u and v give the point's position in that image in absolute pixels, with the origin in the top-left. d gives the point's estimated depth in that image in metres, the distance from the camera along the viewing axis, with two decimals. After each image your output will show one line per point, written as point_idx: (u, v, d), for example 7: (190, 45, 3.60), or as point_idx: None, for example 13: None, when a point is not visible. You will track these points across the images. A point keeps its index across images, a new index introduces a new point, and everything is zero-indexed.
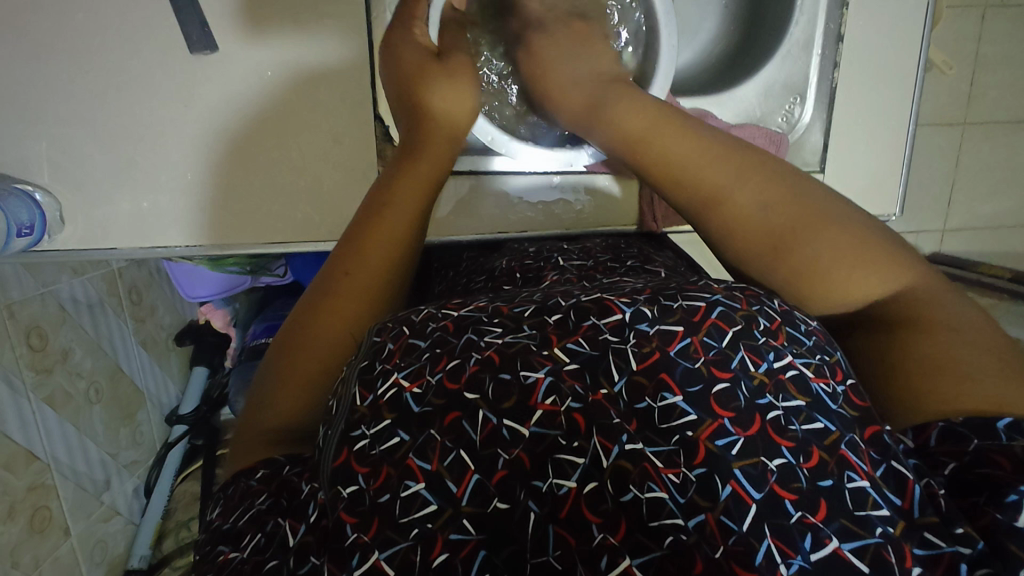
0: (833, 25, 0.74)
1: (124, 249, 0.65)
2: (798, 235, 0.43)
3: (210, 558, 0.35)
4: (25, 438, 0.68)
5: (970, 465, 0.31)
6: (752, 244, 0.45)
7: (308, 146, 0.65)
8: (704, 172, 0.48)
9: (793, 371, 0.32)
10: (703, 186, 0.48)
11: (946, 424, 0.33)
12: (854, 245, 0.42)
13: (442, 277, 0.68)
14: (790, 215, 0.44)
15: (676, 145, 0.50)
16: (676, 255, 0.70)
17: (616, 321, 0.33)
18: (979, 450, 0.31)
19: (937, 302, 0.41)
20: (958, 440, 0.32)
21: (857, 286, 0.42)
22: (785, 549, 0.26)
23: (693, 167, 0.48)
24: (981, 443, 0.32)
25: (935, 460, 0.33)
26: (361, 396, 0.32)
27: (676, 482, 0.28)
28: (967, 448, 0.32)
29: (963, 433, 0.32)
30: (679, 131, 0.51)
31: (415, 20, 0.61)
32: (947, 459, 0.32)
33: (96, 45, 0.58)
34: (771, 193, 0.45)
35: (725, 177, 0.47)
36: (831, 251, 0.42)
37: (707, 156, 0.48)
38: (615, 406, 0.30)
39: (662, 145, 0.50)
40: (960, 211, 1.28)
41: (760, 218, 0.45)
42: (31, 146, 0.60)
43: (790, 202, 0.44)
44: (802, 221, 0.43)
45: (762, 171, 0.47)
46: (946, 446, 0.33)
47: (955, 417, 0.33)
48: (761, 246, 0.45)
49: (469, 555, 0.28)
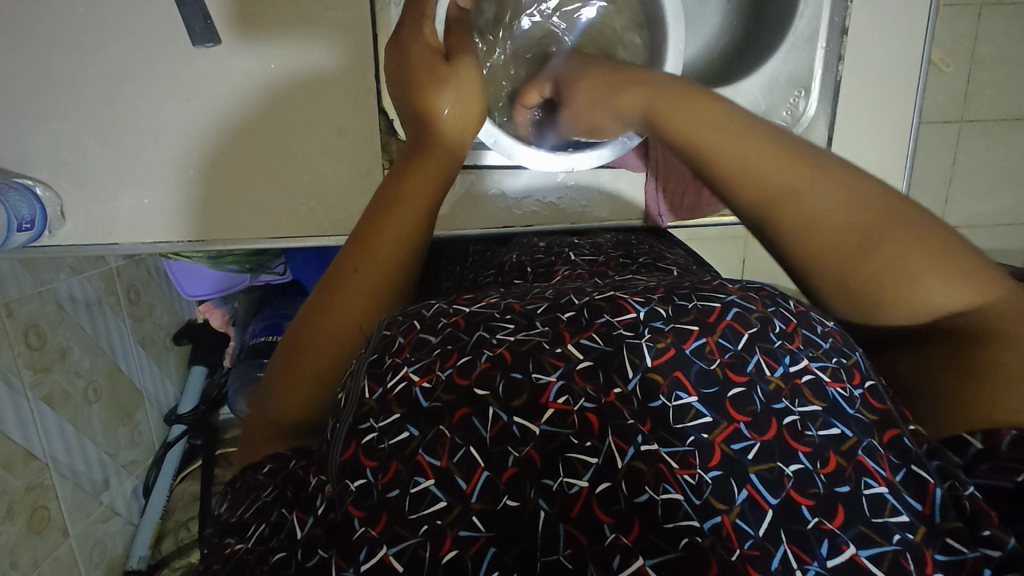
0: (838, 19, 0.74)
1: (125, 245, 0.65)
2: (874, 238, 0.38)
3: (219, 551, 0.35)
4: (23, 437, 0.67)
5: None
6: (820, 250, 0.40)
7: (310, 140, 0.64)
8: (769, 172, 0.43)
9: (809, 376, 0.32)
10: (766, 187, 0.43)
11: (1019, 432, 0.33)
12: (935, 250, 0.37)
13: (449, 273, 0.68)
14: (865, 216, 0.39)
15: (733, 145, 0.45)
16: (687, 253, 0.70)
17: (630, 319, 0.33)
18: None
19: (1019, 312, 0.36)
20: None
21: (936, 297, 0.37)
22: (801, 555, 0.26)
23: (755, 167, 0.44)
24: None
25: (1005, 466, 0.32)
26: (371, 389, 0.32)
27: (691, 483, 0.28)
28: None
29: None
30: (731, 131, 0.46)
31: (425, 17, 0.60)
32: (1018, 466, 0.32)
33: (98, 36, 0.57)
34: (847, 195, 0.41)
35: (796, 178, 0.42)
36: (908, 257, 0.37)
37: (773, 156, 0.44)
38: (629, 406, 0.30)
39: (721, 142, 0.45)
40: (957, 209, 1.29)
41: (829, 220, 0.40)
42: (33, 141, 0.59)
43: (864, 204, 0.40)
44: (879, 224, 0.39)
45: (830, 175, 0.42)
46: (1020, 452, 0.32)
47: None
48: (831, 251, 0.40)
49: (480, 552, 0.28)
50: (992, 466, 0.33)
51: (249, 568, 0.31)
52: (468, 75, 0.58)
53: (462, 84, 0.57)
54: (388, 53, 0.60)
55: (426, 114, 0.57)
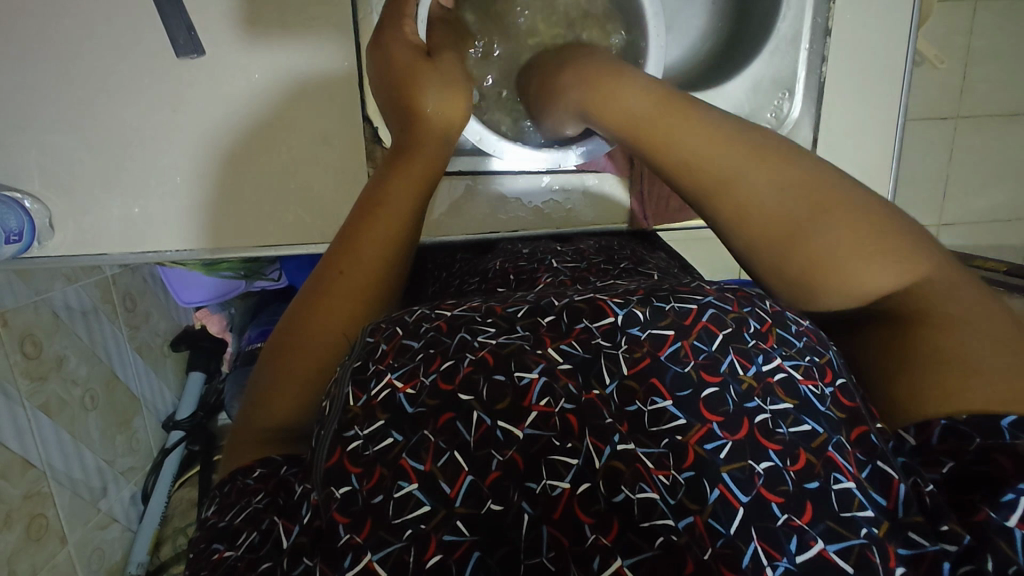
0: (821, 19, 0.74)
1: (115, 254, 0.65)
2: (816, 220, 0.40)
3: (205, 556, 0.34)
4: (20, 447, 0.68)
5: (969, 462, 0.32)
6: (761, 235, 0.42)
7: (298, 149, 0.65)
8: (709, 156, 0.45)
9: (782, 374, 0.32)
10: (712, 171, 0.44)
11: (949, 422, 0.34)
12: (876, 234, 0.39)
13: (435, 278, 0.69)
14: (801, 200, 0.41)
15: (684, 134, 0.46)
16: (668, 256, 0.71)
17: (609, 324, 0.33)
18: (981, 449, 0.32)
19: (952, 294, 0.38)
20: (960, 438, 0.33)
21: (877, 280, 0.39)
22: (772, 551, 0.27)
23: (697, 152, 0.45)
24: (984, 442, 0.33)
25: (934, 458, 0.34)
26: (355, 396, 0.32)
27: (666, 484, 0.29)
28: (969, 446, 0.33)
29: (966, 431, 0.33)
30: (685, 119, 0.47)
31: (404, 19, 0.60)
32: (946, 458, 0.33)
33: (83, 50, 0.58)
34: (783, 181, 0.42)
35: (738, 161, 0.44)
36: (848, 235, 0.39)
37: (723, 141, 0.45)
38: (607, 407, 0.31)
39: (669, 130, 0.47)
40: (953, 205, 1.29)
41: (770, 202, 0.42)
42: (21, 154, 0.60)
43: (802, 187, 0.41)
44: (815, 206, 0.40)
45: (774, 160, 0.43)
46: (946, 444, 0.34)
47: (959, 415, 0.34)
48: (772, 234, 0.41)
49: (464, 555, 0.28)
50: (923, 460, 0.34)
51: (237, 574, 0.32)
52: (451, 74, 0.59)
53: (446, 89, 0.57)
54: (371, 52, 0.60)
55: (412, 116, 0.57)
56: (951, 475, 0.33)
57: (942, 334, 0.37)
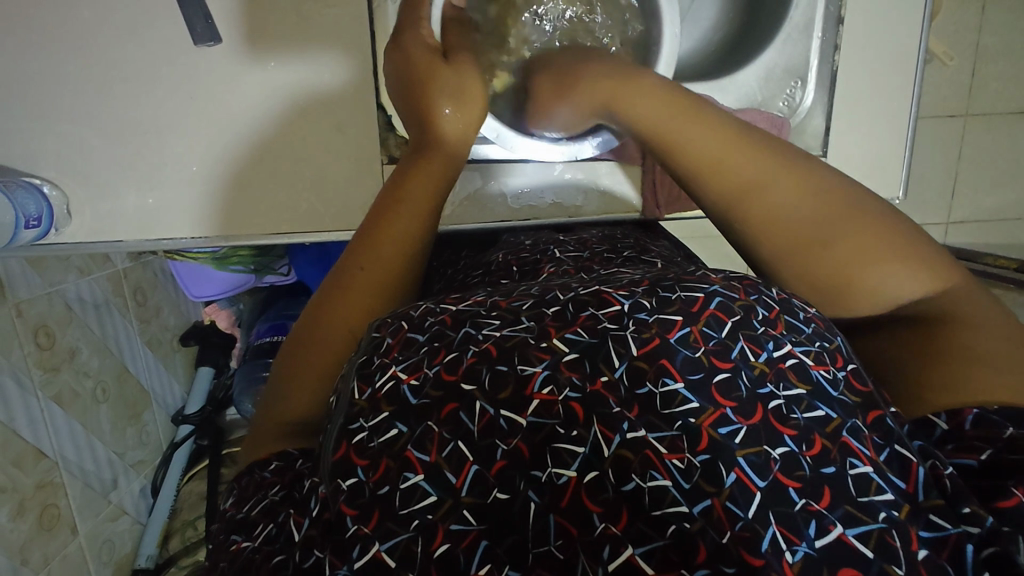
0: (833, 9, 0.74)
1: (130, 242, 0.65)
2: (836, 232, 0.41)
3: (226, 547, 0.35)
4: (34, 437, 0.68)
5: (1002, 450, 0.32)
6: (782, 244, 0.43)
7: (311, 138, 0.65)
8: (727, 165, 0.45)
9: (793, 360, 0.32)
10: (732, 181, 0.45)
11: (980, 411, 0.34)
12: (891, 248, 0.41)
13: (441, 276, 0.66)
14: (820, 211, 0.42)
15: (700, 142, 0.47)
16: (672, 246, 0.71)
17: (615, 311, 0.33)
18: (1013, 438, 0.33)
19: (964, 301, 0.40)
20: (993, 426, 0.34)
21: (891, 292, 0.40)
22: (790, 536, 0.27)
23: (717, 160, 0.46)
24: (1015, 432, 0.33)
25: (970, 445, 0.33)
26: (360, 390, 0.32)
27: (680, 467, 0.29)
28: (1000, 435, 0.33)
29: (997, 421, 0.34)
30: (700, 125, 0.47)
31: (422, 18, 0.61)
32: (982, 444, 0.33)
33: (100, 38, 0.59)
34: (802, 196, 0.43)
35: (755, 171, 0.44)
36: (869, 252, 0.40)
37: (741, 151, 0.45)
38: (615, 393, 0.30)
39: (687, 138, 0.47)
40: (963, 203, 1.28)
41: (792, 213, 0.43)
42: (37, 142, 0.60)
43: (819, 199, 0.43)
44: (831, 218, 0.42)
45: (790, 169, 0.44)
46: (980, 430, 0.34)
47: (989, 406, 0.35)
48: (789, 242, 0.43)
49: (471, 545, 0.28)
50: (957, 445, 0.34)
51: (254, 567, 0.32)
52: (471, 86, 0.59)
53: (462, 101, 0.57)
54: (389, 56, 0.61)
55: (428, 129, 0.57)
56: (988, 463, 0.33)
57: (960, 333, 0.38)
